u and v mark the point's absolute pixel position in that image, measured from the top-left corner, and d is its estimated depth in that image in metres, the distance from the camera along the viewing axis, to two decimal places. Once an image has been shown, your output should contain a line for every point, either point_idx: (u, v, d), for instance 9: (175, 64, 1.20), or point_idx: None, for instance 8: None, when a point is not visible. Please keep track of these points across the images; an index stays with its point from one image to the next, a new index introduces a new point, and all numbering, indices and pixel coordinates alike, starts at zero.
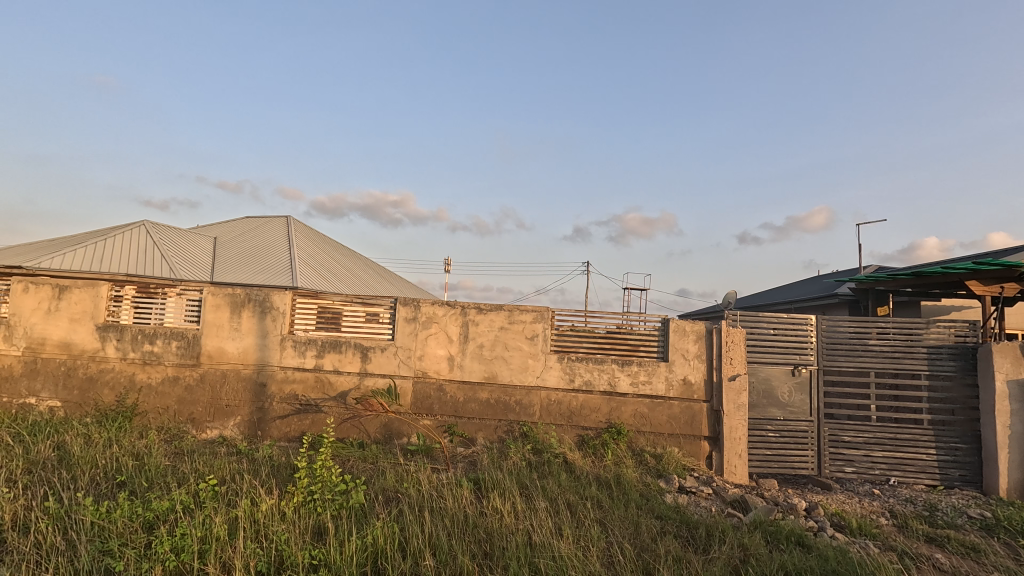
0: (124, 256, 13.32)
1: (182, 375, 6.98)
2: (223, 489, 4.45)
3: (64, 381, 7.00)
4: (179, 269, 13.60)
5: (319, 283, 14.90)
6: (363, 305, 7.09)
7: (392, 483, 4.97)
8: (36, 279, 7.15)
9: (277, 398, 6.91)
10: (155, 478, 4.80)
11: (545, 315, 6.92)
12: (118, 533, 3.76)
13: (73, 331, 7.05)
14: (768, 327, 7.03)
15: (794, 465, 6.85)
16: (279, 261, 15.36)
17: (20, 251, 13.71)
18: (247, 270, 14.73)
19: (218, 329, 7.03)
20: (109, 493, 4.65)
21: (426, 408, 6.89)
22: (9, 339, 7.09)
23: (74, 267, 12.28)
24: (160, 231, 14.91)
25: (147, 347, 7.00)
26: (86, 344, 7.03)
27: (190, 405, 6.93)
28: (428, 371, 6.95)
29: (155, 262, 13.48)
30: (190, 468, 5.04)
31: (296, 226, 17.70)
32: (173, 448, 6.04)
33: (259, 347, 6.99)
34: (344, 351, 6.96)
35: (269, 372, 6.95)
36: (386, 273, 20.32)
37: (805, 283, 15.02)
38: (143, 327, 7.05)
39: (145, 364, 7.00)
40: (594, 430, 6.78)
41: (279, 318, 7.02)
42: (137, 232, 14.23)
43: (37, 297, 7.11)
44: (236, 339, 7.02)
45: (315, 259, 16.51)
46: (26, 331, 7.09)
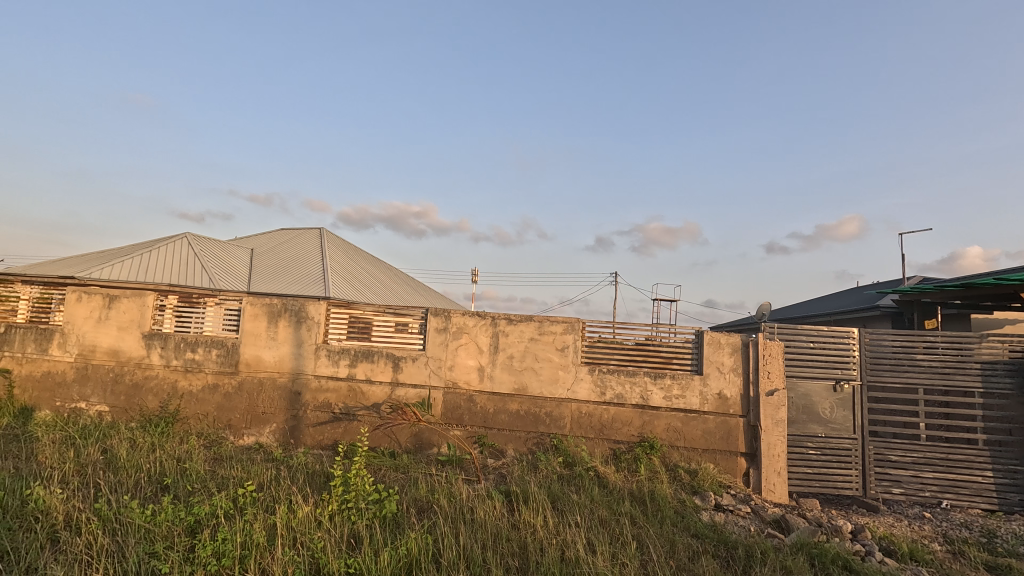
0: (167, 266, 13.87)
1: (222, 383, 7.19)
2: (261, 496, 4.55)
3: (112, 387, 7.29)
4: (219, 279, 14.07)
5: (352, 293, 15.20)
6: (395, 315, 7.18)
7: (425, 494, 4.99)
8: (88, 289, 7.51)
9: (311, 406, 7.04)
10: (197, 483, 4.94)
11: (575, 326, 6.86)
12: (163, 535, 3.87)
13: (121, 339, 7.36)
14: (806, 340, 6.80)
15: (837, 485, 6.57)
16: (312, 271, 15.74)
17: (73, 262, 14.44)
18: (282, 281, 15.13)
19: (256, 338, 7.22)
20: (154, 495, 4.81)
21: (457, 418, 6.90)
22: (63, 346, 7.44)
23: (121, 277, 12.86)
24: (200, 243, 15.50)
25: (189, 354, 7.24)
26: (133, 351, 7.33)
27: (229, 412, 7.13)
28: (458, 382, 6.97)
29: (196, 273, 14.00)
30: (228, 474, 5.17)
31: (329, 238, 18.14)
32: (213, 454, 6.22)
33: (295, 355, 7.15)
34: (376, 361, 7.05)
35: (304, 381, 7.09)
36: (415, 284, 20.60)
37: (844, 295, 14.53)
38: (185, 335, 7.30)
39: (187, 372, 7.24)
40: (626, 444, 6.66)
41: (313, 328, 7.17)
42: (180, 244, 14.82)
43: (88, 306, 7.45)
44: (273, 348, 7.20)
45: (348, 269, 16.87)
46: (78, 338, 7.43)
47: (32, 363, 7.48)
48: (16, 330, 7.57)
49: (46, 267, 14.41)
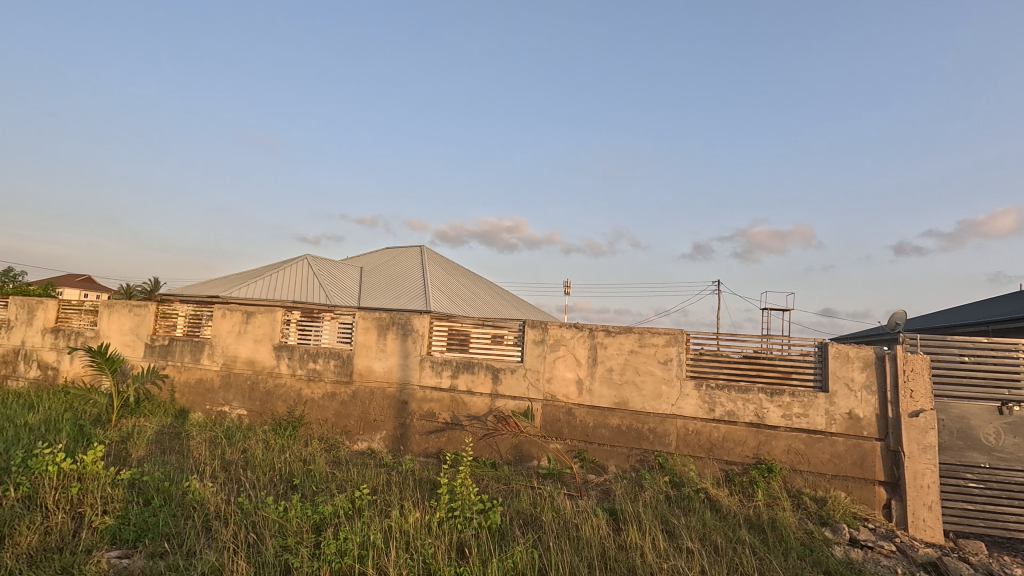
0: (291, 285, 15.43)
1: (339, 391, 7.78)
2: (376, 499, 4.82)
3: (249, 393, 8.21)
4: (334, 296, 15.37)
5: (451, 307, 15.83)
6: (493, 327, 7.33)
7: (527, 507, 4.98)
8: (230, 306, 8.55)
9: (418, 415, 7.37)
10: (320, 483, 5.36)
11: (678, 338, 6.52)
12: (294, 530, 4.23)
13: (257, 350, 8.27)
14: (959, 354, 5.86)
15: (1009, 526, 5.53)
16: (415, 286, 16.65)
17: (218, 283, 16.60)
18: (388, 296, 16.17)
19: (367, 350, 7.74)
20: (285, 493, 5.30)
21: (556, 431, 6.85)
22: (211, 356, 8.53)
23: (255, 296, 14.53)
24: (318, 263, 17.08)
25: (311, 365, 7.95)
26: (266, 361, 8.20)
27: (345, 418, 7.69)
28: (556, 395, 6.92)
29: (315, 290, 15.42)
30: (345, 477, 5.55)
31: (429, 255, 19.11)
32: (332, 457, 6.73)
33: (402, 366, 7.55)
34: (476, 372, 7.22)
35: (410, 391, 7.46)
36: (510, 297, 20.99)
37: (1004, 300, 12.40)
38: (308, 347, 8.04)
39: (310, 380, 7.94)
40: (739, 466, 6.17)
41: (418, 340, 7.54)
42: (301, 264, 16.45)
43: (231, 321, 8.48)
44: (382, 359, 7.66)
45: (446, 284, 17.62)
46: (223, 350, 8.47)
47: (188, 371, 8.65)
48: (177, 342, 8.81)
49: (198, 288, 16.71)
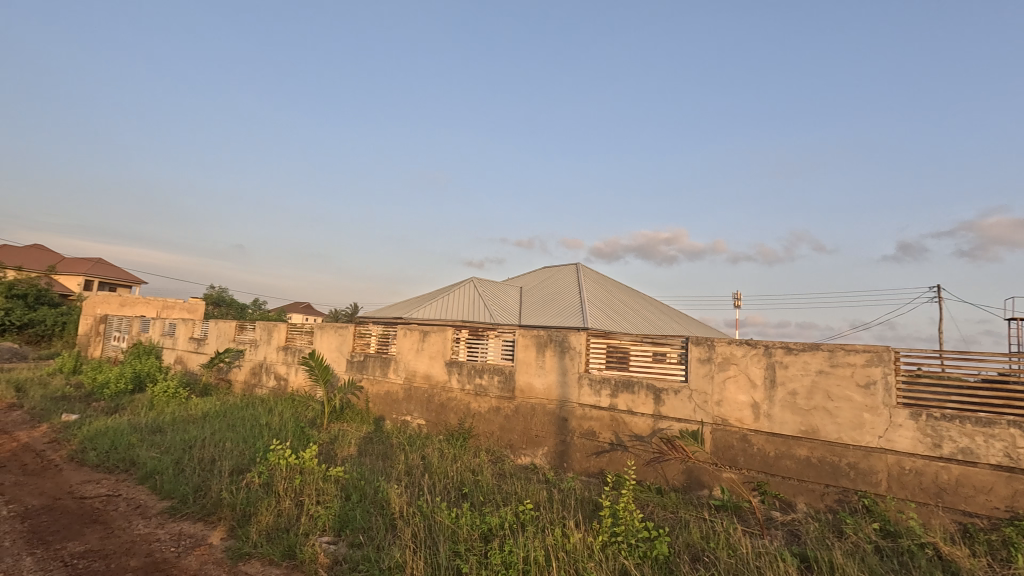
0: (460, 306, 16.82)
1: (503, 406, 8.17)
2: (538, 515, 4.90)
3: (427, 405, 9.08)
4: (497, 315, 16.31)
5: (608, 323, 15.62)
6: (653, 344, 7.02)
7: (698, 541, 4.58)
8: (410, 326, 9.64)
9: (578, 433, 7.35)
10: (487, 494, 5.65)
11: (884, 357, 5.46)
12: (465, 537, 4.51)
13: (432, 365, 9.15)
14: None
15: None
16: (572, 303, 16.84)
17: (401, 306, 18.89)
18: (547, 314, 16.60)
19: (528, 367, 8.01)
20: (458, 500, 5.70)
21: (730, 459, 6.22)
22: (396, 371, 9.67)
23: (430, 316, 16.17)
24: (482, 285, 18.36)
25: (478, 380, 8.50)
26: (439, 376, 9.01)
27: (509, 432, 8.02)
28: (728, 419, 6.30)
29: (480, 310, 16.56)
30: (510, 490, 5.75)
31: (585, 272, 19.20)
32: (499, 469, 7.06)
33: (561, 383, 7.64)
34: (637, 392, 6.96)
35: (570, 408, 7.49)
36: (672, 312, 19.93)
37: None
38: (474, 364, 8.63)
39: (477, 395, 8.49)
40: (985, 520, 4.86)
41: (575, 358, 7.56)
42: (468, 287, 17.86)
43: (411, 340, 9.55)
44: (542, 376, 7.85)
45: (603, 300, 17.46)
46: (405, 365, 9.55)
47: (379, 384, 9.93)
48: (370, 358, 10.20)
49: (386, 311, 19.22)
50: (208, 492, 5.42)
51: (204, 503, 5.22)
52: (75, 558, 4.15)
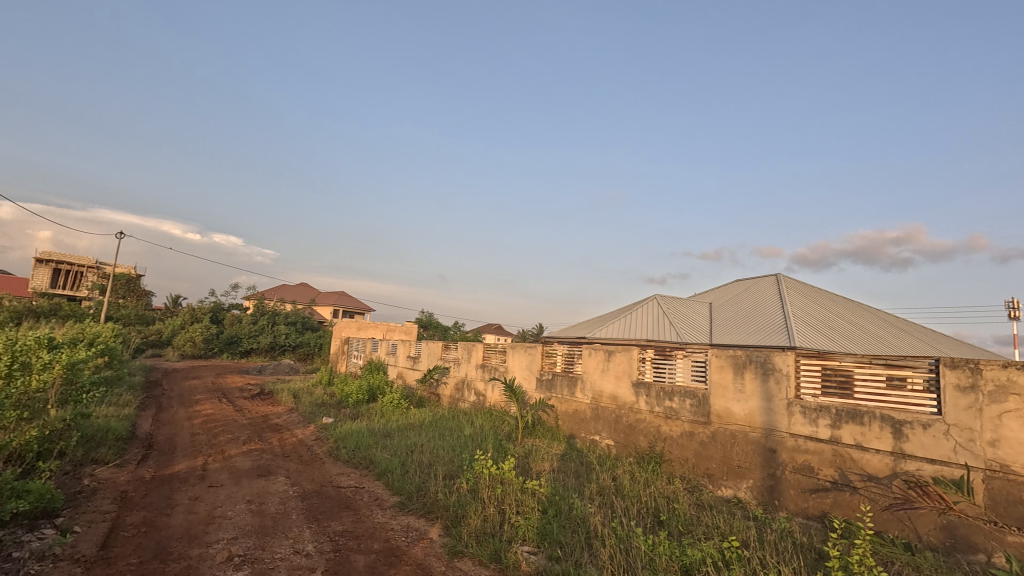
0: (644, 324, 16.37)
1: (697, 431, 7.64)
2: (747, 555, 4.43)
3: (615, 426, 8.99)
4: (684, 333, 15.42)
5: (822, 341, 13.49)
6: (886, 367, 5.91)
7: None
8: (595, 346, 9.73)
9: (790, 467, 6.47)
10: (686, 525, 5.33)
11: None
12: (664, 567, 4.31)
13: (618, 386, 9.06)
14: None
15: None
16: (773, 319, 15.02)
17: (584, 326, 19.19)
18: (743, 332, 15.10)
19: (724, 390, 7.38)
20: (653, 526, 5.49)
21: (1019, 518, 4.76)
22: (583, 390, 9.81)
23: (614, 336, 16.08)
24: (667, 302, 17.61)
25: (668, 402, 8.12)
26: (627, 397, 8.86)
27: (706, 460, 7.45)
28: (1013, 467, 4.82)
29: (666, 328, 15.87)
30: (712, 524, 5.32)
31: (788, 283, 16.99)
32: (696, 499, 6.61)
33: (765, 410, 6.85)
34: (867, 424, 5.85)
35: (778, 438, 6.65)
36: (911, 327, 16.30)
37: None
38: (663, 385, 8.28)
39: (668, 418, 8.11)
40: None
41: (783, 381, 6.71)
42: (652, 304, 17.31)
43: (596, 359, 9.62)
44: (741, 401, 7.15)
45: (814, 315, 15.18)
46: (591, 385, 9.64)
47: (567, 402, 10.19)
48: (557, 377, 10.57)
49: (570, 331, 19.72)
50: (427, 492, 6.21)
51: (425, 502, 5.99)
52: (337, 535, 5.15)
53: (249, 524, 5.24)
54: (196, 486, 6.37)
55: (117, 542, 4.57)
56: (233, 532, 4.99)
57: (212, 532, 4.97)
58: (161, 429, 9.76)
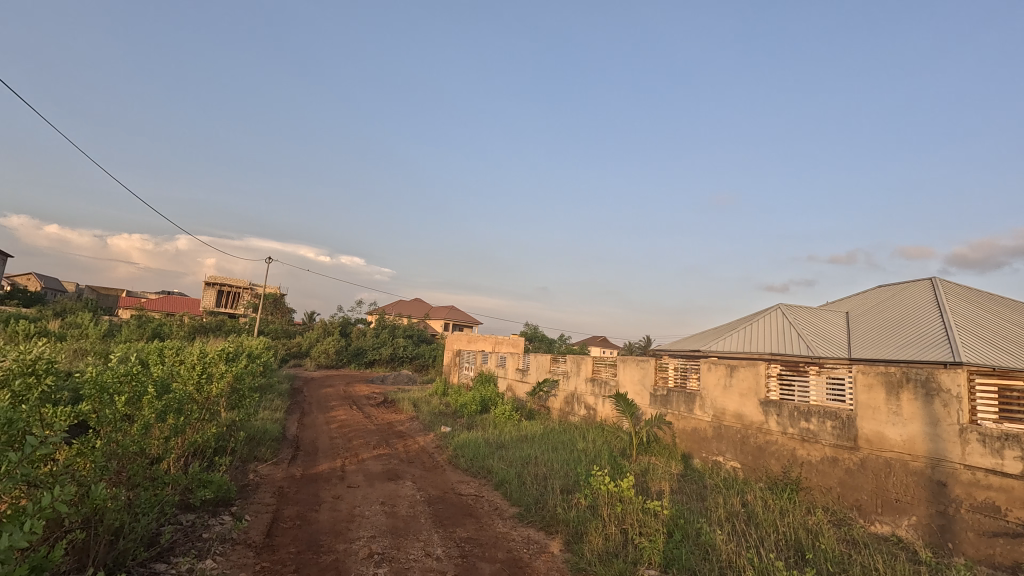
0: (768, 336, 15.06)
1: (842, 457, 6.82)
2: None
3: (741, 447, 8.32)
4: (817, 346, 13.92)
5: (998, 355, 11.39)
6: None
7: None
8: (715, 361, 9.14)
9: (968, 505, 5.50)
10: (837, 564, 4.76)
11: None
12: None
13: (743, 404, 8.40)
14: None
15: None
16: (929, 329, 13.01)
17: (698, 338, 18.15)
18: (890, 344, 13.26)
19: (875, 412, 6.52)
20: (796, 561, 4.98)
21: None
22: (702, 407, 9.24)
23: (733, 349, 15.01)
24: (794, 312, 16.06)
25: (804, 424, 7.36)
26: (754, 416, 8.19)
27: (854, 491, 6.61)
28: None
29: (794, 340, 14.45)
30: (870, 565, 4.69)
31: (946, 287, 14.65)
32: (845, 534, 5.88)
33: (930, 436, 5.92)
34: None
35: (949, 470, 5.70)
36: None
37: None
38: (797, 404, 7.52)
39: (804, 441, 7.34)
40: None
41: (952, 404, 5.76)
42: (776, 314, 15.90)
43: (717, 375, 9.02)
44: (898, 425, 6.26)
45: (984, 323, 12.88)
46: (711, 402, 9.05)
47: (685, 420, 9.66)
48: (673, 393, 10.07)
49: (682, 344, 18.77)
50: (545, 506, 6.24)
51: (544, 515, 6.02)
52: (463, 541, 5.36)
53: (385, 524, 5.65)
54: (337, 485, 7.03)
55: (278, 532, 5.17)
56: (371, 531, 5.41)
57: (354, 529, 5.44)
58: (305, 432, 10.93)
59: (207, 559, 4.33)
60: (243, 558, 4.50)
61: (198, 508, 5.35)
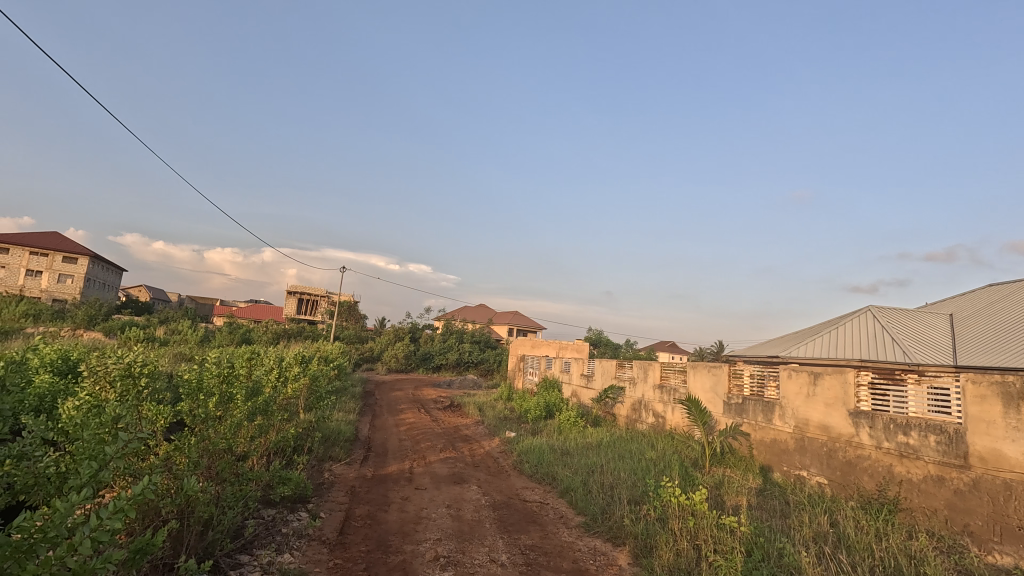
0: (856, 341, 13.86)
1: (949, 477, 6.09)
2: None
3: (828, 461, 7.67)
4: (914, 351, 12.62)
5: None
6: None
7: None
8: (796, 367, 8.52)
9: None
10: None
11: None
12: None
13: (829, 414, 7.75)
14: None
15: None
16: None
17: (776, 343, 17.05)
18: (1005, 349, 11.76)
19: (989, 427, 5.79)
20: None
21: None
22: (783, 417, 8.63)
23: (816, 355, 13.95)
24: (886, 314, 14.67)
25: (902, 438, 6.66)
26: (842, 428, 7.52)
27: (965, 515, 5.88)
28: None
29: (887, 345, 13.19)
30: None
31: None
32: (955, 564, 5.23)
33: None
34: None
35: None
36: None
37: None
38: (892, 416, 6.83)
39: (903, 457, 6.64)
40: None
41: None
42: (865, 317, 14.61)
43: (798, 382, 8.40)
44: (1018, 442, 5.51)
45: None
46: (793, 411, 8.43)
47: (763, 430, 9.05)
48: (749, 401, 9.49)
49: (759, 349, 17.69)
50: (612, 516, 6.05)
51: (611, 526, 5.84)
52: (528, 548, 5.30)
53: (451, 527, 5.72)
54: (405, 487, 7.21)
55: (351, 530, 5.39)
56: (437, 534, 5.50)
57: (421, 531, 5.55)
58: (377, 433, 11.36)
59: (286, 553, 4.57)
60: (318, 554, 4.71)
61: (279, 503, 5.67)
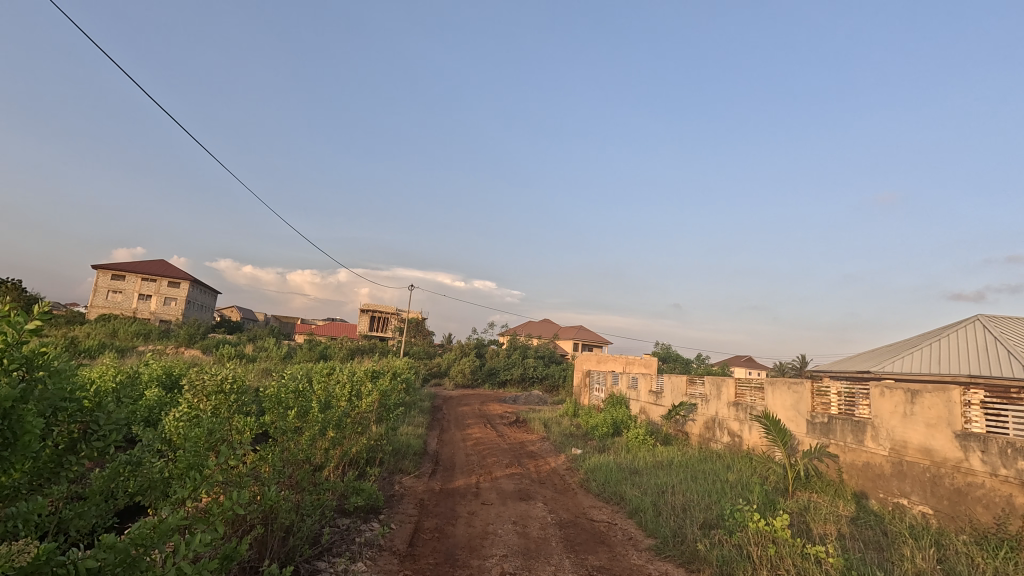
0: (962, 354, 12.45)
1: None
2: None
3: (932, 489, 6.90)
4: None
5: None
6: None
7: None
8: (889, 385, 7.80)
9: None
10: None
11: None
12: None
13: (932, 436, 6.99)
14: None
15: None
16: None
17: (867, 357, 15.67)
18: None
19: None
20: None
21: None
22: (876, 439, 7.88)
23: (915, 370, 12.66)
24: (999, 323, 13.06)
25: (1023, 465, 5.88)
26: (948, 452, 6.74)
27: None
28: None
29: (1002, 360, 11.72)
30: None
31: None
32: None
33: None
34: None
35: None
36: None
37: None
38: (1010, 440, 6.05)
39: None
40: None
41: None
42: (973, 327, 13.10)
43: (893, 401, 7.67)
44: None
45: None
46: (888, 432, 7.68)
47: (854, 453, 8.30)
48: (837, 420, 8.76)
49: (848, 364, 16.31)
50: (684, 540, 5.78)
51: (684, 550, 5.57)
52: (595, 569, 5.18)
53: (517, 545, 5.70)
54: (472, 502, 7.28)
55: (420, 542, 5.51)
56: (503, 550, 5.49)
57: (487, 546, 5.57)
58: (445, 447, 11.60)
59: (359, 561, 4.75)
60: (389, 564, 4.86)
61: (353, 513, 5.94)
